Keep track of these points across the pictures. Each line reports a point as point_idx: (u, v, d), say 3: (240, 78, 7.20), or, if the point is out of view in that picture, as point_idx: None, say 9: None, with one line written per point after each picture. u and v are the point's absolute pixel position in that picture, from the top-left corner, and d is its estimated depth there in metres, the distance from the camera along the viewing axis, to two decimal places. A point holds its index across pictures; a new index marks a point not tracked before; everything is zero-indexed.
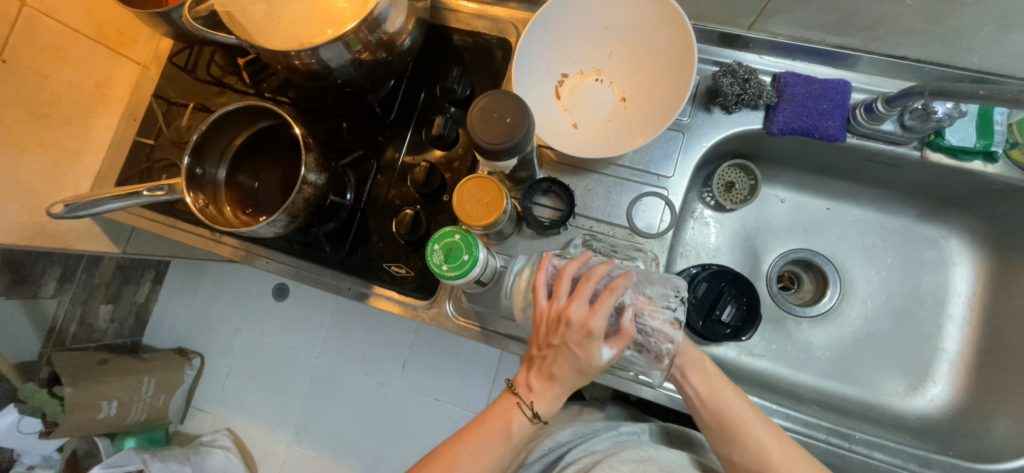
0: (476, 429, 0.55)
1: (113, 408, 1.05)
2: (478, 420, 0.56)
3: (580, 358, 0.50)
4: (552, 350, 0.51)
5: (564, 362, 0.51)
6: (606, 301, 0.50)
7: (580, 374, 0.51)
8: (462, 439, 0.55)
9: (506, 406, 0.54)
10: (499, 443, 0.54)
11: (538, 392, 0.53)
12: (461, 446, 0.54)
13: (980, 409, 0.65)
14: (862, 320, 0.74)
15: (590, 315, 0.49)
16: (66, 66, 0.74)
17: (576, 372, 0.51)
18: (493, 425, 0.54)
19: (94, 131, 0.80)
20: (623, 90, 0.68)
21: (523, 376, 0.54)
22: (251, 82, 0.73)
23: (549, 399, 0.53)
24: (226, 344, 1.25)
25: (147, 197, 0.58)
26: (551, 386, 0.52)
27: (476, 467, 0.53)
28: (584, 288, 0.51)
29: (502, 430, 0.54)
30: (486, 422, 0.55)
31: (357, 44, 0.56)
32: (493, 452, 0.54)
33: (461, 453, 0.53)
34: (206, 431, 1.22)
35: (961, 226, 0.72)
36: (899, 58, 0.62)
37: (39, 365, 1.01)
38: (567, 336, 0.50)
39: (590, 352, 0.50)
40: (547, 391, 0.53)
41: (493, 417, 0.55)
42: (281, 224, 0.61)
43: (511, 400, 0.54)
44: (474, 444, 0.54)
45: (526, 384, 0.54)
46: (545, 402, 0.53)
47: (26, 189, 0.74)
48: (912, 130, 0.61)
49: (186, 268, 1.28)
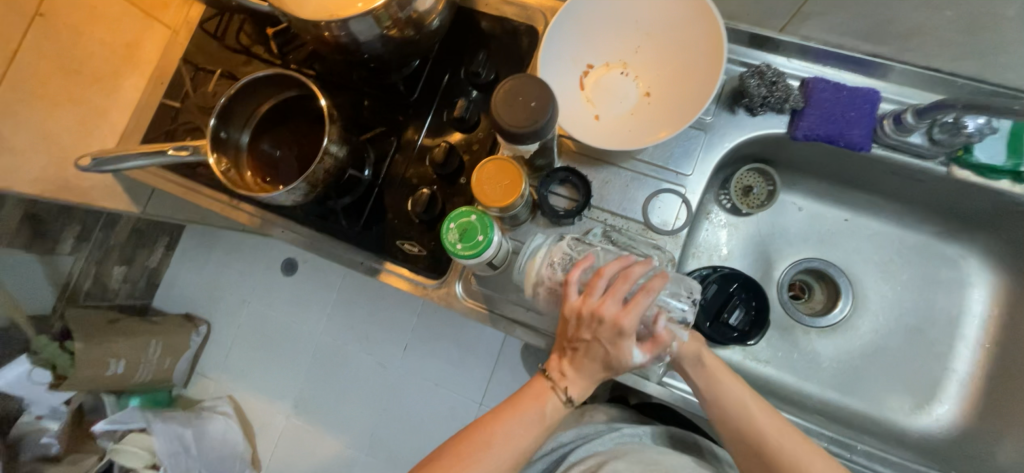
0: (510, 412, 0.55)
1: (120, 367, 1.07)
2: (511, 403, 0.56)
3: (612, 355, 0.52)
4: (585, 344, 0.52)
5: (597, 355, 0.53)
6: (641, 301, 0.50)
7: (611, 368, 0.53)
8: (496, 419, 0.55)
9: (538, 390, 0.56)
10: (533, 427, 0.54)
11: (571, 378, 0.55)
12: (496, 426, 0.54)
13: (986, 432, 0.64)
14: (871, 334, 0.73)
15: (624, 315, 0.50)
16: (100, 25, 0.76)
17: (608, 365, 0.53)
18: (528, 409, 0.55)
19: (122, 91, 0.81)
20: (648, 85, 0.67)
21: (556, 362, 0.56)
22: (278, 53, 0.74)
23: (582, 385, 0.55)
24: (233, 313, 1.27)
25: (172, 156, 0.60)
26: (585, 374, 0.54)
27: (511, 448, 0.53)
28: (619, 288, 0.51)
29: (537, 413, 0.55)
30: (520, 406, 0.55)
31: (387, 20, 0.57)
32: (528, 434, 0.54)
33: (498, 433, 0.53)
34: (208, 397, 1.25)
35: (982, 246, 0.71)
36: (933, 70, 0.61)
37: (52, 319, 1.03)
38: (601, 332, 0.51)
39: (622, 350, 0.51)
40: (581, 378, 0.54)
41: (527, 400, 0.55)
42: (301, 193, 0.62)
43: (544, 385, 0.56)
44: (509, 426, 0.54)
45: (560, 370, 0.55)
46: (579, 388, 0.55)
47: (52, 143, 0.75)
48: (940, 144, 0.60)
49: (199, 235, 1.30)
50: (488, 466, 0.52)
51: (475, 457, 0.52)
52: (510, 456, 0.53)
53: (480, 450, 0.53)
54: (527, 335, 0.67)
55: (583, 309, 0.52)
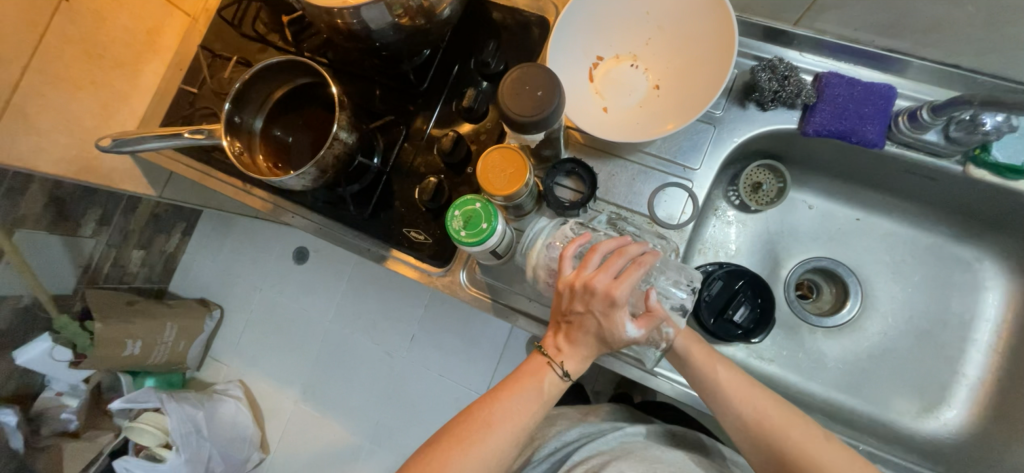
0: (509, 389, 0.55)
1: (137, 347, 1.10)
2: (510, 380, 0.56)
3: (605, 328, 0.52)
4: (578, 317, 0.53)
5: (590, 328, 0.53)
6: (633, 274, 0.51)
7: (605, 341, 0.53)
8: (496, 397, 0.55)
9: (535, 366, 0.56)
10: (532, 401, 0.55)
11: (567, 353, 0.55)
12: (496, 404, 0.54)
13: (996, 438, 0.63)
14: (879, 336, 0.72)
15: (615, 286, 0.50)
16: (123, 11, 0.77)
17: (602, 339, 0.53)
18: (526, 385, 0.55)
19: (143, 77, 0.83)
20: (658, 78, 0.67)
21: (552, 338, 0.56)
22: (293, 41, 0.75)
23: (577, 360, 0.55)
24: (245, 299, 1.30)
25: (188, 139, 0.61)
26: (580, 349, 0.54)
27: (511, 425, 0.54)
28: (612, 262, 0.52)
29: (534, 390, 0.55)
30: (518, 383, 0.56)
31: (399, 8, 0.57)
32: (527, 410, 0.54)
33: (498, 411, 0.54)
34: (219, 380, 1.28)
35: (998, 250, 0.69)
36: (952, 66, 0.59)
37: (73, 299, 1.07)
38: (592, 304, 0.51)
39: (615, 322, 0.51)
40: (576, 353, 0.55)
41: (524, 377, 0.56)
42: (310, 177, 0.63)
43: (541, 361, 0.56)
44: (509, 403, 0.54)
45: (556, 345, 0.55)
46: (575, 363, 0.55)
47: (76, 125, 0.78)
48: (955, 142, 0.58)
49: (215, 222, 1.34)
50: (490, 445, 0.53)
51: (478, 437, 0.53)
52: (511, 433, 0.54)
53: (481, 430, 0.53)
54: (529, 324, 0.68)
55: (576, 282, 0.52)
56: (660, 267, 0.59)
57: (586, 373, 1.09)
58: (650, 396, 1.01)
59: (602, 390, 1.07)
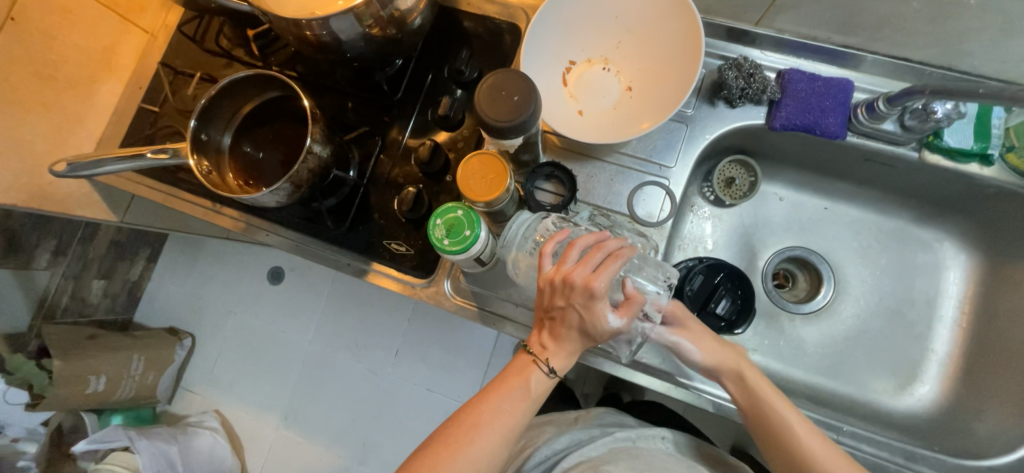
0: (496, 391, 0.55)
1: (101, 384, 1.05)
2: (497, 381, 0.56)
3: (587, 321, 0.52)
4: (561, 312, 0.53)
5: (573, 323, 0.53)
6: (610, 266, 0.51)
7: (589, 335, 0.53)
8: (483, 399, 0.54)
9: (522, 365, 0.55)
10: (519, 401, 0.54)
11: (552, 349, 0.54)
12: (484, 405, 0.54)
13: (966, 409, 0.66)
14: (854, 318, 0.75)
15: (594, 278, 0.50)
16: (75, 29, 0.74)
17: (585, 333, 0.53)
18: (512, 385, 0.55)
19: (99, 97, 0.79)
20: (630, 79, 0.68)
21: (537, 336, 0.56)
22: (260, 55, 0.73)
23: (563, 356, 0.54)
24: (218, 325, 1.25)
25: (150, 159, 0.58)
26: (565, 345, 0.54)
27: (500, 425, 0.53)
28: (590, 256, 0.52)
29: (521, 389, 0.54)
30: (505, 383, 0.55)
31: (369, 18, 0.57)
32: (515, 410, 0.54)
33: (485, 412, 0.53)
34: (193, 412, 1.22)
35: (955, 231, 0.73)
36: (902, 59, 0.63)
37: (29, 336, 1.01)
38: (572, 297, 0.51)
39: (596, 315, 0.51)
40: (561, 349, 0.54)
41: (511, 377, 0.55)
42: (285, 193, 0.61)
43: (527, 359, 0.55)
44: (496, 403, 0.54)
45: (541, 343, 0.55)
46: (561, 359, 0.54)
47: (26, 149, 0.74)
48: (911, 130, 0.61)
49: (183, 247, 1.28)
50: (479, 447, 0.52)
51: (466, 440, 0.52)
52: (500, 433, 0.53)
53: (470, 432, 0.52)
54: (518, 330, 0.67)
55: (556, 277, 0.52)
56: (638, 263, 0.60)
57: (574, 377, 1.09)
58: (638, 395, 1.01)
59: (591, 392, 1.08)
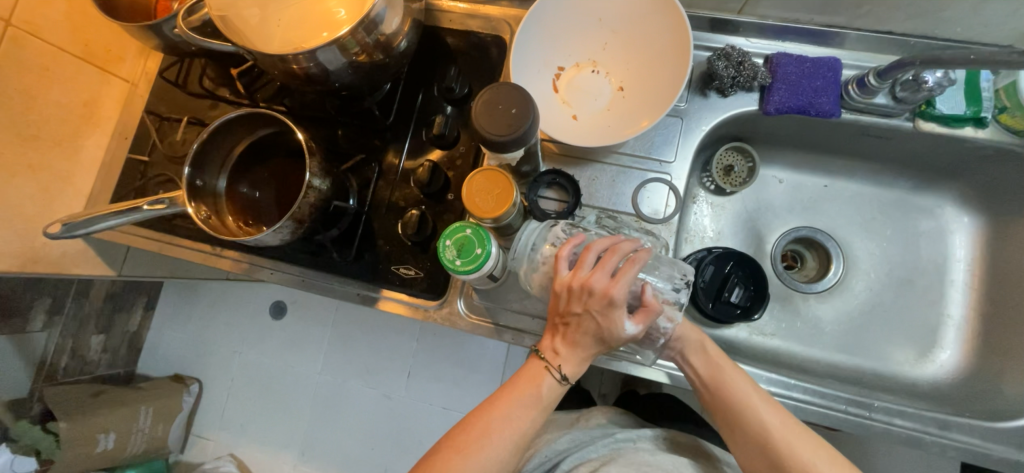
0: (507, 396, 0.54)
1: (111, 440, 1.04)
2: (508, 386, 0.55)
3: (603, 327, 0.51)
4: (576, 318, 0.52)
5: (589, 328, 0.52)
6: (629, 272, 0.50)
7: (604, 341, 0.52)
8: (493, 405, 0.54)
9: (532, 370, 0.55)
10: (531, 407, 0.53)
11: (564, 356, 0.53)
12: (494, 411, 0.53)
13: (991, 371, 0.66)
14: (867, 292, 0.75)
15: (613, 285, 0.50)
16: (54, 86, 0.73)
17: (600, 338, 0.52)
18: (524, 390, 0.54)
19: (85, 152, 0.78)
20: (620, 79, 0.68)
21: (549, 341, 0.55)
22: (245, 92, 0.72)
23: (575, 362, 0.53)
24: (224, 367, 1.22)
25: (148, 211, 0.56)
26: (578, 350, 0.53)
27: (511, 432, 0.52)
28: (607, 261, 0.51)
29: (533, 395, 0.53)
30: (517, 388, 0.54)
31: (355, 46, 0.56)
32: (526, 416, 0.53)
33: (496, 418, 0.52)
34: (207, 459, 1.19)
35: (955, 194, 0.74)
36: (885, 33, 0.64)
37: (31, 401, 0.99)
38: (590, 304, 0.50)
39: (613, 321, 0.51)
40: (574, 355, 0.53)
41: (522, 383, 0.54)
42: (288, 230, 0.60)
43: (538, 365, 0.55)
44: (507, 409, 0.53)
45: (552, 348, 0.54)
46: (572, 365, 0.53)
47: (17, 213, 0.72)
48: (904, 102, 0.62)
49: (180, 292, 1.26)
50: (488, 454, 0.51)
51: (476, 446, 0.51)
52: (510, 439, 0.52)
53: (479, 439, 0.51)
54: (537, 340, 0.66)
55: (573, 283, 0.51)
56: (653, 264, 0.60)
57: (590, 378, 1.08)
58: (655, 388, 1.01)
59: (609, 393, 1.07)
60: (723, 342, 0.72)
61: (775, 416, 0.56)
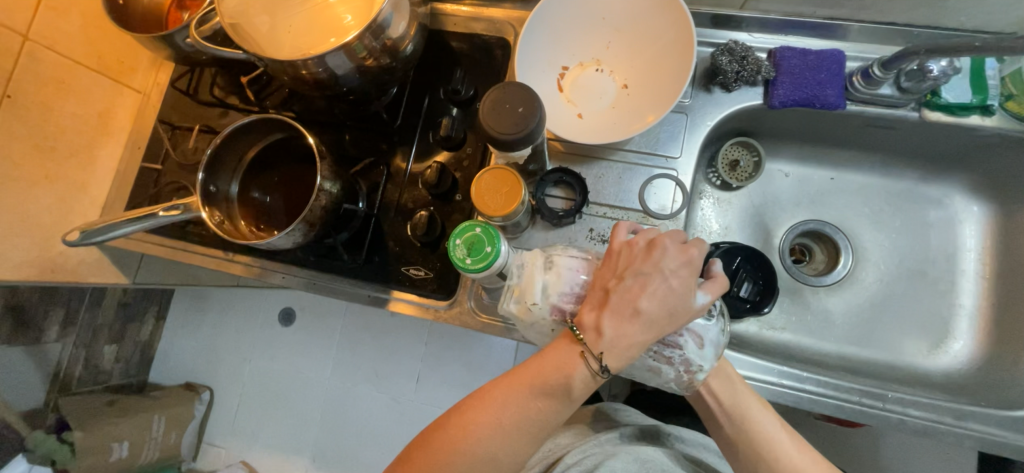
0: (528, 379, 0.49)
1: (125, 449, 1.06)
2: (531, 366, 0.50)
3: (673, 291, 0.48)
4: (643, 281, 0.48)
5: (655, 294, 0.48)
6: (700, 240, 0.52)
7: (669, 313, 0.48)
8: (510, 387, 0.49)
9: (567, 354, 0.49)
10: (553, 397, 0.49)
11: (614, 333, 0.47)
12: (510, 395, 0.49)
13: (1005, 361, 0.65)
14: (877, 283, 0.75)
15: (688, 246, 0.50)
16: (69, 98, 0.74)
17: (665, 309, 0.48)
18: (549, 377, 0.49)
19: (99, 162, 0.79)
20: (625, 77, 0.69)
21: (595, 318, 0.48)
22: (255, 100, 0.74)
23: (626, 342, 0.47)
24: (235, 374, 1.23)
25: (163, 217, 0.57)
26: (633, 325, 0.47)
27: (525, 421, 0.49)
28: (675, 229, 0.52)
29: (558, 383, 0.48)
30: (541, 372, 0.49)
31: (363, 51, 0.57)
32: (545, 405, 0.49)
33: (512, 402, 0.49)
34: (219, 467, 1.19)
35: (963, 184, 0.74)
36: (888, 24, 0.64)
37: (47, 411, 1.02)
38: (663, 263, 0.49)
39: (686, 285, 0.49)
40: (626, 332, 0.47)
41: (548, 367, 0.49)
42: (300, 233, 0.61)
43: (576, 347, 0.49)
44: (525, 395, 0.49)
45: (599, 326, 0.48)
46: (622, 346, 0.47)
47: (34, 224, 0.74)
48: (909, 92, 0.62)
49: (190, 301, 1.28)
50: (500, 440, 0.49)
51: (488, 427, 0.49)
52: (523, 429, 0.49)
53: (493, 420, 0.49)
54: None
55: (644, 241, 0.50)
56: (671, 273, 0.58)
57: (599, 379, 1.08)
58: None
59: (619, 393, 1.07)
60: (735, 337, 0.72)
61: (790, 444, 0.55)
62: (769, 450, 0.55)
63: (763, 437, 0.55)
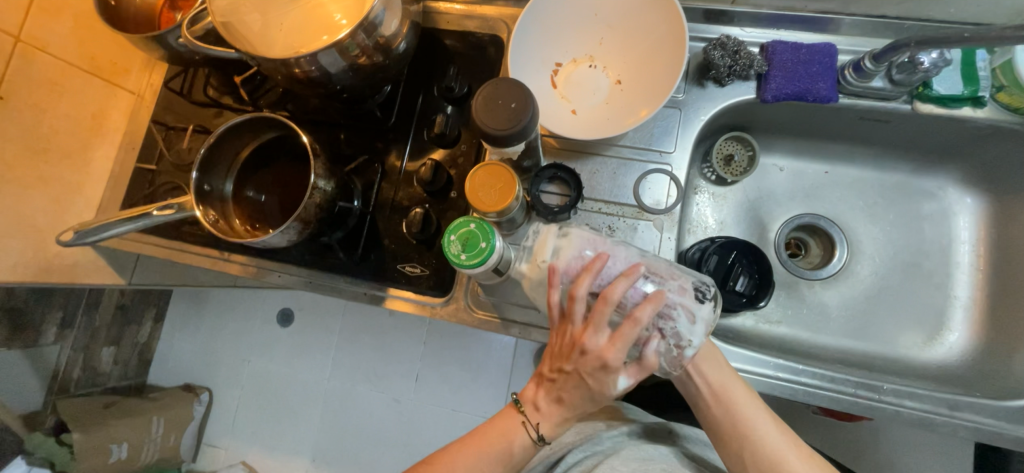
0: (476, 444, 0.55)
1: (124, 451, 1.05)
2: (479, 433, 0.56)
3: (593, 387, 0.50)
4: (565, 377, 0.52)
5: (576, 388, 0.52)
6: (626, 334, 0.48)
7: (592, 399, 0.52)
8: (461, 449, 0.55)
9: (510, 422, 0.56)
10: (498, 461, 0.54)
11: (545, 412, 0.54)
12: (462, 455, 0.54)
13: (1000, 352, 0.65)
14: (873, 276, 0.75)
15: (605, 350, 0.48)
16: (63, 99, 0.74)
17: (588, 397, 0.52)
18: (494, 442, 0.55)
19: (93, 163, 0.79)
20: (618, 73, 0.69)
21: (533, 393, 0.56)
22: (249, 99, 0.74)
23: (553, 420, 0.54)
24: (234, 375, 1.23)
25: (156, 216, 0.57)
26: (560, 409, 0.54)
27: None
28: (597, 317, 0.49)
29: (501, 448, 0.54)
30: (487, 438, 0.55)
31: (355, 49, 0.57)
32: (491, 468, 0.54)
33: (462, 464, 0.54)
34: (219, 467, 1.20)
35: (957, 176, 0.74)
36: (880, 17, 0.64)
37: (44, 414, 1.01)
38: (580, 365, 0.50)
39: (604, 382, 0.50)
40: (554, 412, 0.54)
41: (494, 433, 0.55)
42: (294, 231, 0.61)
43: (518, 418, 0.55)
44: (475, 456, 0.54)
45: (535, 401, 0.55)
46: (552, 422, 0.54)
47: (29, 226, 0.74)
48: (900, 84, 0.62)
49: (188, 303, 1.28)
50: None
51: None
52: None
53: None
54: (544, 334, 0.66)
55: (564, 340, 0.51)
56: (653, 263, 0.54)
57: None
58: None
59: None
60: (731, 331, 0.72)
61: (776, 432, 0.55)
62: (754, 437, 0.55)
63: (749, 423, 0.55)
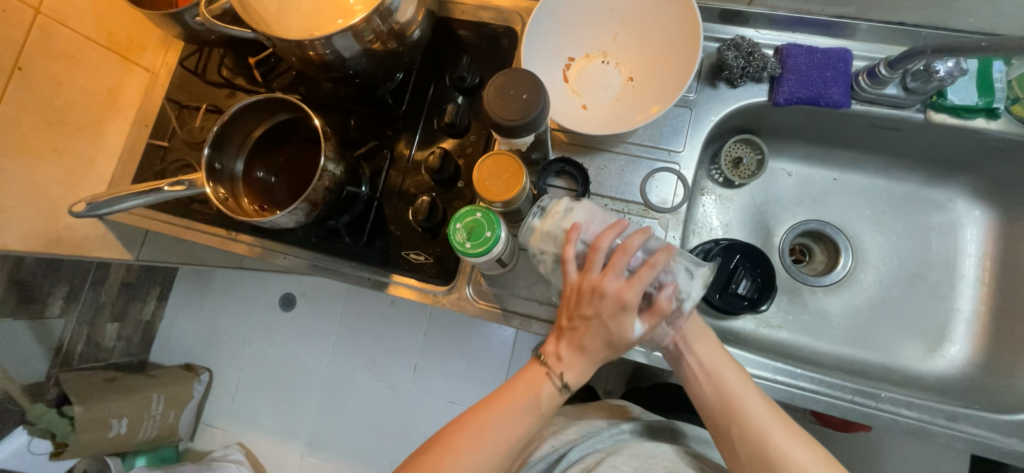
0: (502, 400, 0.53)
1: (123, 426, 1.06)
2: (504, 390, 0.54)
3: (613, 331, 0.50)
4: (585, 323, 0.51)
5: (597, 334, 0.50)
6: (645, 275, 0.49)
7: (612, 345, 0.51)
8: (485, 407, 0.53)
9: (533, 376, 0.54)
10: (528, 414, 0.53)
11: (568, 362, 0.52)
12: (487, 414, 0.53)
13: (1001, 366, 0.65)
14: (876, 285, 0.75)
15: (626, 290, 0.48)
16: (79, 73, 0.75)
17: (609, 343, 0.51)
18: (520, 396, 0.53)
19: (106, 138, 0.80)
20: (630, 70, 0.69)
21: (552, 347, 0.54)
22: (262, 81, 0.74)
23: (577, 369, 0.52)
24: (234, 357, 1.24)
25: (168, 192, 0.58)
26: (583, 358, 0.52)
27: (505, 437, 0.52)
28: (617, 260, 0.49)
29: (528, 402, 0.53)
30: (513, 393, 0.53)
31: (370, 34, 0.58)
32: (522, 423, 0.52)
33: (490, 421, 0.52)
34: (216, 447, 1.21)
35: (967, 188, 0.73)
36: (897, 24, 0.64)
37: (47, 385, 1.02)
38: (601, 309, 0.49)
39: (623, 325, 0.49)
40: (576, 363, 0.52)
41: (519, 387, 0.53)
42: (302, 212, 0.61)
43: (540, 371, 0.53)
44: (502, 412, 0.52)
45: (556, 354, 0.53)
46: (575, 372, 0.52)
47: (42, 197, 0.75)
48: (914, 92, 0.62)
49: (192, 283, 1.29)
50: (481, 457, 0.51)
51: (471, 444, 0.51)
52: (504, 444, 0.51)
53: (474, 438, 0.51)
54: (545, 327, 0.66)
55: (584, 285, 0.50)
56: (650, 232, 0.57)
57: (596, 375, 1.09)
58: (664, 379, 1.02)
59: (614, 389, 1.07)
60: (731, 333, 0.72)
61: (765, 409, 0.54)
62: (745, 416, 0.54)
63: (738, 402, 0.55)
